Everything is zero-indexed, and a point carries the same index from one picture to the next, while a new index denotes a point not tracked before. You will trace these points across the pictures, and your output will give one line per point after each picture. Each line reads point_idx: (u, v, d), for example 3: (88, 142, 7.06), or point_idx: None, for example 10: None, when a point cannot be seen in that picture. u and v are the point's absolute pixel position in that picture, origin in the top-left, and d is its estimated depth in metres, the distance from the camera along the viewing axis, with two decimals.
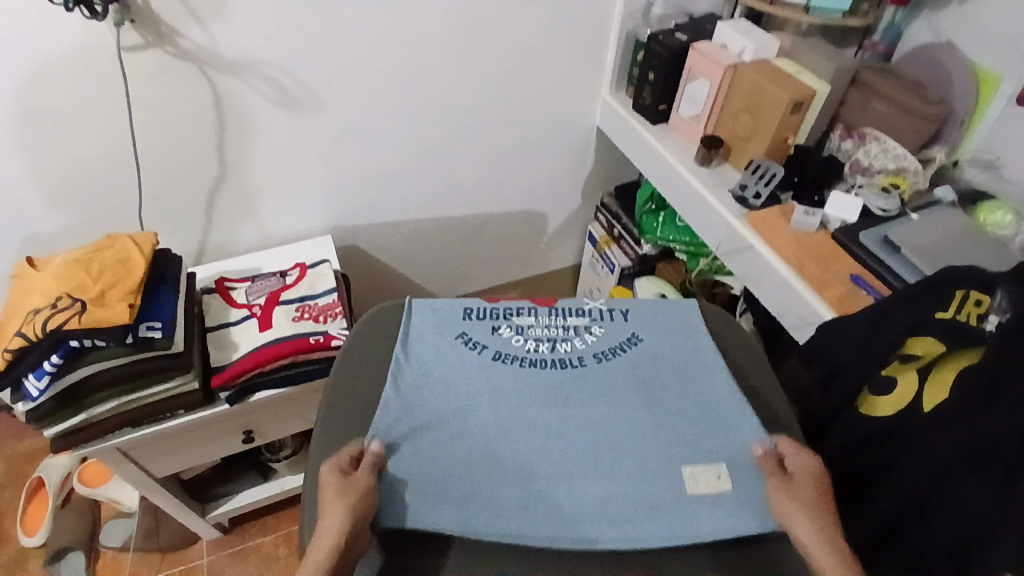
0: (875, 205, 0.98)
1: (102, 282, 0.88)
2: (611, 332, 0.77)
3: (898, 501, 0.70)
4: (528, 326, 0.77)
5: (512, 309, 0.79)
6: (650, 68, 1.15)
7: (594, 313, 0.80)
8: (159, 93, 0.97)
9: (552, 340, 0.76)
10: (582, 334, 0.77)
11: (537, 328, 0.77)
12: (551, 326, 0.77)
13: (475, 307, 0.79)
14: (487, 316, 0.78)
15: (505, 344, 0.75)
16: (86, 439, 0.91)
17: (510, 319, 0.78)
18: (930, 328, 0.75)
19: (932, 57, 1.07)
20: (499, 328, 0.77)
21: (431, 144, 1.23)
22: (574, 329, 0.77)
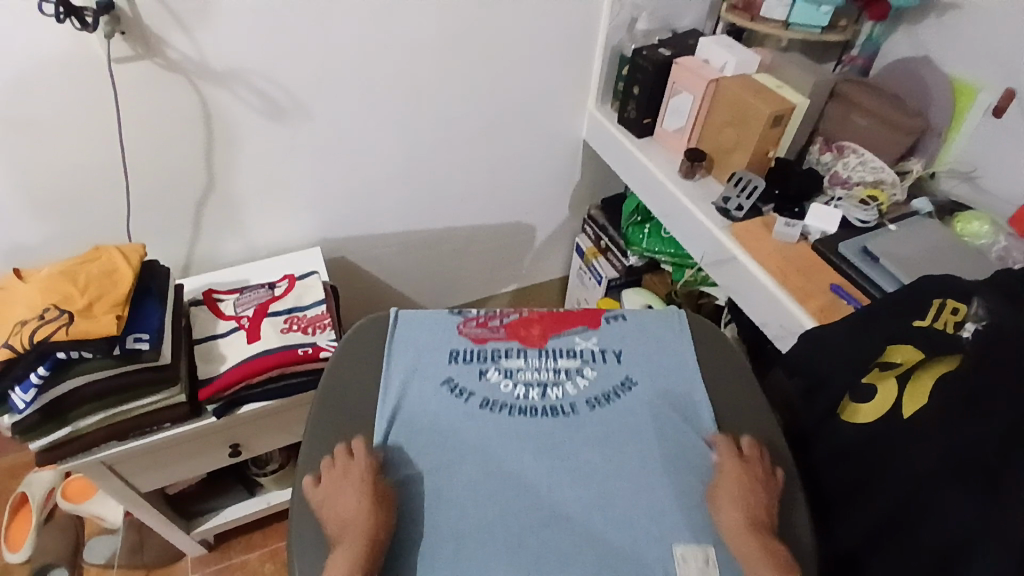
0: (855, 217, 1.00)
1: (89, 294, 0.88)
2: (602, 376, 0.76)
3: (878, 503, 0.72)
4: (517, 368, 0.77)
5: (500, 350, 0.79)
6: (635, 83, 1.18)
7: (586, 354, 0.79)
8: (148, 103, 0.98)
9: (543, 385, 0.75)
10: (574, 378, 0.76)
11: (526, 370, 0.76)
12: (541, 369, 0.77)
13: (463, 348, 0.79)
14: (475, 358, 0.77)
15: (493, 389, 0.74)
16: (72, 452, 0.91)
17: (498, 362, 0.77)
18: (909, 336, 0.78)
19: (909, 73, 1.10)
20: (487, 372, 0.76)
21: (420, 155, 1.24)
22: (566, 372, 0.77)
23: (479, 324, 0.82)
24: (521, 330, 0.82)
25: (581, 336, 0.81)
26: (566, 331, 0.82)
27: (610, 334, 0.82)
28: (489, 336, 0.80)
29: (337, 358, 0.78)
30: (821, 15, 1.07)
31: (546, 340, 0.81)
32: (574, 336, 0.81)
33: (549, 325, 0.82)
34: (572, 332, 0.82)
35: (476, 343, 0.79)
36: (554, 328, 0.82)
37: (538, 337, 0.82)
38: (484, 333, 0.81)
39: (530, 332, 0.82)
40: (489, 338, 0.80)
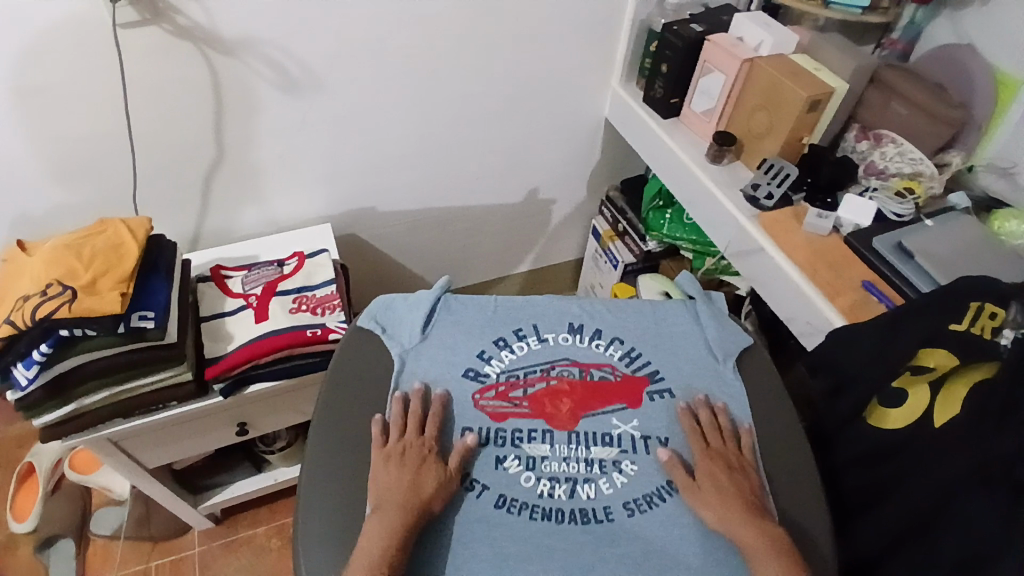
0: (890, 209, 0.96)
1: (94, 269, 0.85)
2: (642, 472, 0.69)
3: (901, 513, 0.72)
4: (541, 457, 0.70)
5: (523, 433, 0.71)
6: (663, 60, 1.12)
7: (625, 442, 0.71)
8: (156, 72, 0.94)
9: (572, 482, 0.68)
10: (609, 473, 0.69)
11: (553, 461, 0.70)
12: (572, 459, 0.70)
13: (479, 426, 0.72)
14: (492, 441, 0.71)
15: (512, 484, 0.68)
16: (78, 428, 0.90)
17: (519, 449, 0.70)
18: (943, 340, 0.73)
19: (947, 61, 1.04)
20: (506, 460, 0.69)
21: (436, 133, 1.20)
22: (600, 465, 0.70)
23: (499, 397, 0.74)
24: (547, 405, 0.74)
25: (619, 417, 0.73)
26: (600, 409, 0.74)
27: (653, 413, 0.73)
28: (510, 411, 0.73)
29: (327, 426, 0.72)
30: None
31: (577, 420, 0.73)
32: (611, 416, 0.73)
33: (580, 398, 0.74)
34: (609, 409, 0.73)
35: (495, 422, 0.72)
36: (587, 404, 0.74)
37: (568, 415, 0.74)
38: (506, 409, 0.73)
39: (558, 409, 0.73)
40: (510, 416, 0.73)
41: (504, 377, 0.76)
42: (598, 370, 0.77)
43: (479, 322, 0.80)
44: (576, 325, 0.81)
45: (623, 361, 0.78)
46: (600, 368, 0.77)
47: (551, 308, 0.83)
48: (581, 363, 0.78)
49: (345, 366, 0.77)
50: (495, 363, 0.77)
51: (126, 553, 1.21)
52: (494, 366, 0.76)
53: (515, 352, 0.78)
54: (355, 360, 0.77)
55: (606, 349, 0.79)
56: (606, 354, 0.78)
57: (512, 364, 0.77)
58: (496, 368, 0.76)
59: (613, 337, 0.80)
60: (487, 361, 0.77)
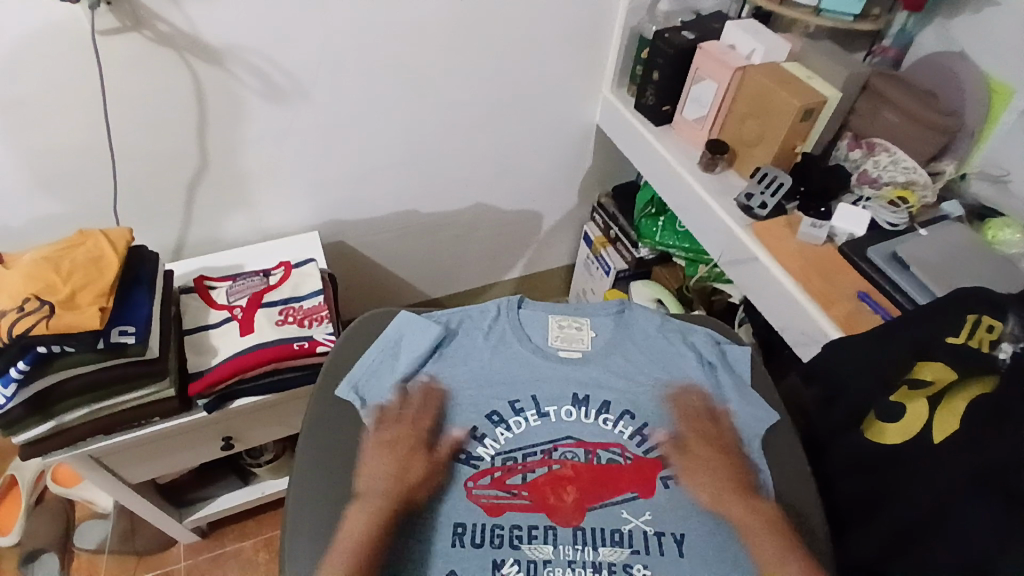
0: (883, 219, 0.95)
1: (73, 283, 0.83)
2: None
3: (897, 524, 0.69)
4: (544, 561, 0.65)
5: (522, 530, 0.67)
6: (654, 67, 1.11)
7: (636, 540, 0.67)
8: (136, 80, 0.91)
9: None
10: None
11: (556, 566, 0.65)
12: (577, 563, 0.66)
13: (471, 522, 0.67)
14: (487, 541, 0.66)
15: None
16: (57, 447, 0.87)
17: (519, 551, 0.65)
18: (938, 352, 0.74)
19: (937, 68, 1.04)
20: (504, 564, 0.65)
21: (425, 139, 1.18)
22: (609, 570, 0.65)
23: (496, 485, 0.70)
24: (550, 495, 0.70)
25: (630, 509, 0.69)
26: (607, 501, 0.70)
27: (666, 505, 0.69)
28: (505, 504, 0.69)
29: (306, 521, 0.66)
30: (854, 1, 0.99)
31: (582, 514, 0.69)
32: (621, 508, 0.69)
33: (584, 487, 0.71)
34: (617, 501, 0.70)
35: (492, 517, 0.68)
36: (592, 495, 0.70)
37: (571, 508, 0.70)
38: (500, 500, 0.69)
39: (561, 500, 0.69)
40: (507, 509, 0.68)
41: (501, 461, 0.72)
42: (605, 452, 0.74)
43: (475, 394, 0.77)
44: (580, 397, 0.77)
45: (633, 440, 0.74)
46: (607, 450, 0.74)
47: (552, 377, 0.79)
48: (585, 443, 0.74)
49: (325, 445, 0.72)
50: (490, 444, 0.73)
51: (110, 569, 1.18)
52: (489, 448, 0.73)
53: (512, 429, 0.75)
54: (338, 438, 0.73)
55: (613, 426, 0.75)
56: (613, 434, 0.75)
57: (509, 444, 0.74)
58: (490, 451, 0.73)
59: (620, 412, 0.76)
60: (482, 442, 0.73)
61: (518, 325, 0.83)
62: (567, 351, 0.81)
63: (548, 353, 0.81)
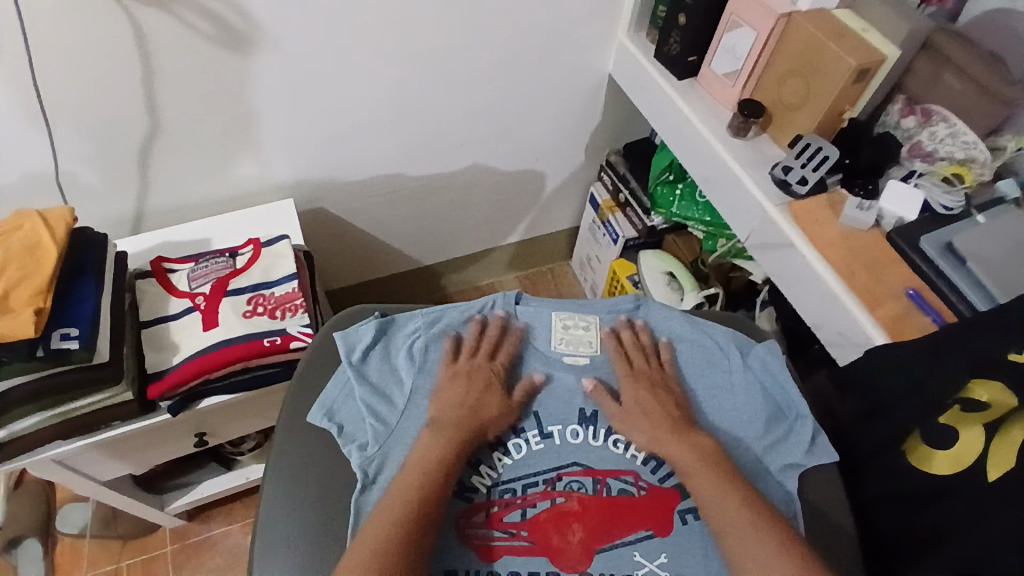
0: (938, 200, 0.82)
1: (4, 280, 0.72)
2: None
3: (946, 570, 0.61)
4: None
5: None
6: (681, 9, 0.94)
7: None
8: (63, 29, 0.76)
9: None
10: None
11: None
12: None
13: (466, 569, 0.60)
14: None
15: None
16: (10, 455, 0.79)
17: None
18: (1000, 369, 0.62)
19: (1001, 29, 0.83)
20: None
21: (411, 93, 1.03)
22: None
23: (491, 524, 0.62)
24: (553, 535, 0.62)
25: (642, 550, 0.62)
26: (618, 540, 0.62)
27: (684, 545, 0.62)
28: (503, 547, 0.61)
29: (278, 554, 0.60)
30: None
31: (590, 557, 0.61)
32: (633, 549, 0.62)
33: (592, 525, 0.63)
34: (629, 541, 0.62)
35: (486, 562, 0.61)
36: (602, 534, 0.62)
37: (578, 551, 0.62)
38: (497, 542, 0.61)
39: (566, 541, 0.62)
40: (504, 552, 0.61)
41: (498, 494, 0.64)
42: (615, 481, 0.65)
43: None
44: (587, 413, 0.69)
45: (647, 466, 0.66)
46: (619, 479, 0.65)
47: (556, 391, 0.70)
48: (595, 471, 0.66)
49: (298, 478, 0.64)
50: (486, 472, 0.65)
51: (93, 554, 1.14)
52: (485, 478, 0.65)
53: (511, 455, 0.66)
54: (315, 466, 0.65)
55: (625, 450, 0.67)
56: (625, 459, 0.67)
57: (507, 471, 0.66)
58: (485, 482, 0.65)
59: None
60: (475, 470, 0.65)
61: (516, 328, 0.74)
62: (572, 358, 0.73)
63: (551, 361, 0.72)
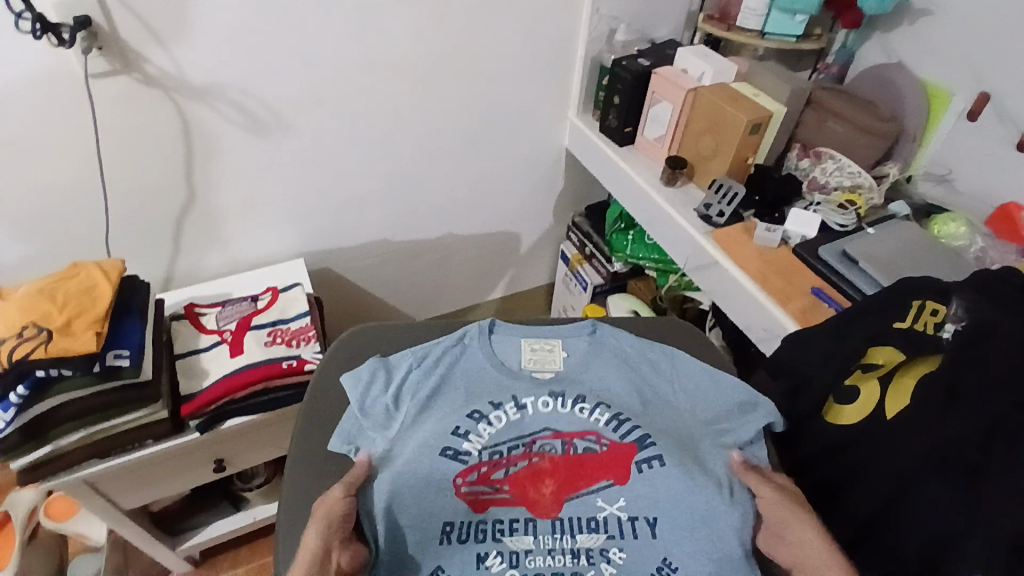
0: (833, 220, 1.02)
1: (68, 311, 0.86)
2: (636, 559, 0.66)
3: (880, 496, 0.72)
4: (525, 551, 0.66)
5: (504, 524, 0.68)
6: (615, 92, 1.19)
7: (611, 525, 0.68)
8: (127, 119, 0.97)
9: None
10: (598, 564, 0.66)
11: (537, 555, 0.66)
12: (557, 552, 0.66)
13: (458, 520, 0.68)
14: (472, 537, 0.67)
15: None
16: (54, 471, 0.89)
17: (501, 543, 0.67)
18: (890, 337, 0.77)
19: (879, 80, 1.13)
20: (487, 559, 0.66)
21: (403, 165, 1.24)
22: (587, 555, 0.66)
23: (482, 481, 0.70)
24: (530, 488, 0.70)
25: (605, 496, 0.69)
26: (584, 490, 0.70)
27: (644, 491, 0.69)
28: (490, 498, 0.69)
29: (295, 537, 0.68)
30: (796, 23, 1.09)
31: (561, 505, 0.69)
32: (597, 496, 0.69)
33: (561, 481, 0.70)
34: (594, 489, 0.70)
35: (476, 512, 0.68)
36: (571, 486, 0.70)
37: (550, 500, 0.70)
38: (485, 495, 0.69)
39: (541, 493, 0.70)
40: (492, 504, 0.69)
41: (486, 456, 0.72)
42: (581, 441, 0.73)
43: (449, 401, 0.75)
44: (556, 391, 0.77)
45: (609, 427, 0.74)
46: (584, 439, 0.73)
47: (522, 382, 0.78)
48: (564, 433, 0.74)
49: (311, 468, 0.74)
50: (475, 438, 0.72)
51: None
52: (476, 442, 0.72)
53: (493, 424, 0.74)
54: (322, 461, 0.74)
55: (590, 414, 0.75)
56: (589, 421, 0.75)
57: (492, 438, 0.73)
58: (477, 446, 0.72)
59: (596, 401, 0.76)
60: (465, 437, 0.72)
61: (491, 350, 0.80)
62: (540, 372, 0.80)
63: (523, 374, 0.79)
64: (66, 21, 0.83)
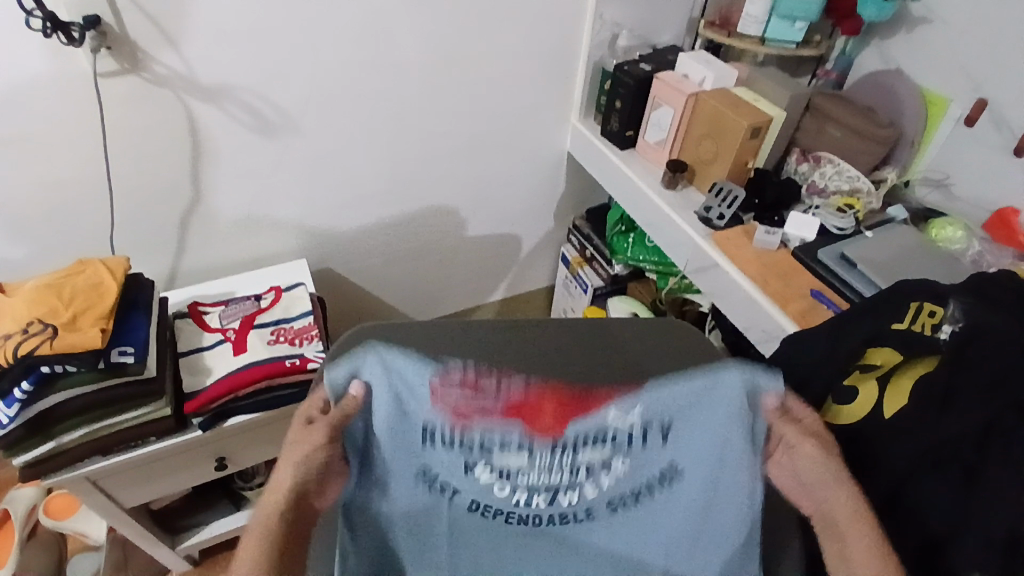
0: (832, 224, 1.03)
1: (74, 307, 0.87)
2: (633, 468, 0.66)
3: (877, 496, 0.74)
4: (517, 469, 0.65)
5: (494, 441, 0.63)
6: (617, 96, 1.21)
7: (620, 440, 0.64)
8: (133, 117, 0.98)
9: (551, 491, 0.68)
10: (596, 477, 0.66)
11: (530, 474, 0.66)
12: (554, 469, 0.66)
13: (436, 424, 0.63)
14: (460, 448, 0.64)
15: (485, 491, 0.67)
16: (56, 467, 0.89)
17: (489, 456, 0.64)
18: (886, 339, 0.75)
19: (879, 85, 1.15)
20: (475, 469, 0.65)
21: (405, 167, 1.25)
22: (585, 471, 0.66)
23: (463, 389, 0.61)
24: (528, 410, 0.61)
25: (619, 413, 0.62)
26: (588, 415, 0.62)
27: (657, 400, 0.62)
28: (476, 413, 0.62)
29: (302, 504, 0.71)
30: (796, 30, 1.11)
31: (564, 427, 0.62)
32: (608, 415, 0.62)
33: (561, 402, 0.62)
34: (597, 413, 0.62)
35: (458, 423, 0.62)
36: (570, 413, 0.62)
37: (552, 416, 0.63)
38: (468, 407, 0.61)
39: (542, 413, 0.62)
40: (477, 417, 0.62)
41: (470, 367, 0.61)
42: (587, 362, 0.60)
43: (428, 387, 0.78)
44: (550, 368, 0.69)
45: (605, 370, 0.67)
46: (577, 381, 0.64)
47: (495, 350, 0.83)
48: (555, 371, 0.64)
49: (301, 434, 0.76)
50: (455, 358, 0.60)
51: None
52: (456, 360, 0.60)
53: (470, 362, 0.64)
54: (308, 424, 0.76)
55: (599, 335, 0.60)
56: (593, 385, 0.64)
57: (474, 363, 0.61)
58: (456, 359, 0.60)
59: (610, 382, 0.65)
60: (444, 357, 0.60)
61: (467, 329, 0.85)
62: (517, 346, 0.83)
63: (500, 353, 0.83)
64: (76, 19, 0.84)
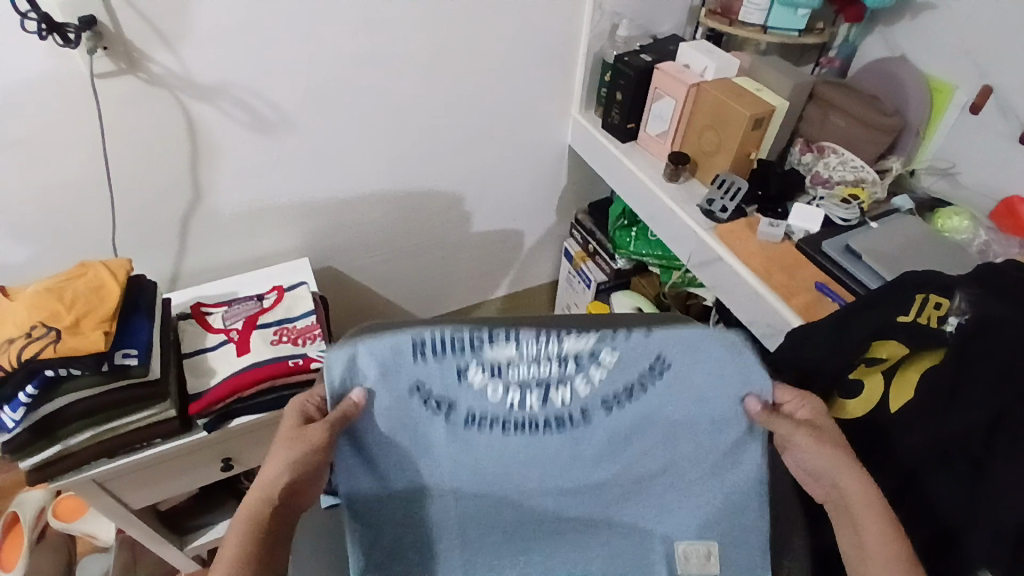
0: (836, 215, 1.02)
1: (77, 311, 0.87)
2: (626, 357, 0.66)
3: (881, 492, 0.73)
4: (507, 362, 0.66)
5: (481, 336, 0.65)
6: (618, 89, 1.19)
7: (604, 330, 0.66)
8: (132, 119, 0.97)
9: (544, 386, 0.67)
10: (586, 369, 0.66)
11: (518, 365, 0.66)
12: (543, 359, 0.66)
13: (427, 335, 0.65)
14: (451, 351, 0.65)
15: (480, 399, 0.67)
16: (62, 470, 0.90)
17: (479, 356, 0.65)
18: (893, 333, 0.74)
19: (883, 72, 1.12)
20: (468, 371, 0.66)
21: (406, 163, 1.25)
22: (575, 360, 0.66)
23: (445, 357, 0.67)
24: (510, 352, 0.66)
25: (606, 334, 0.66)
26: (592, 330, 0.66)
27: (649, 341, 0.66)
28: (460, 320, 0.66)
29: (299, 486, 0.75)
30: (797, 18, 1.09)
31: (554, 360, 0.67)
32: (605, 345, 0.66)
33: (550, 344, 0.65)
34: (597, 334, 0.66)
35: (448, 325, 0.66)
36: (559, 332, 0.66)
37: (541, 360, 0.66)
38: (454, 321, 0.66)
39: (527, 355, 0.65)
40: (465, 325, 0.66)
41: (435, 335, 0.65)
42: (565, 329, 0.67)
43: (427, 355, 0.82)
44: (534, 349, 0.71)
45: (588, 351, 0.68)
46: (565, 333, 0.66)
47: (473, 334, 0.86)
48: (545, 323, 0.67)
49: None
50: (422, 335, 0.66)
51: None
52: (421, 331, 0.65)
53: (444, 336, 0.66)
54: None
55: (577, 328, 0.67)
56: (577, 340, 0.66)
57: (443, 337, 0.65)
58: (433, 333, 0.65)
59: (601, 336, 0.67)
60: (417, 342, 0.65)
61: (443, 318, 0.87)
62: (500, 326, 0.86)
63: None
64: (71, 20, 0.83)
